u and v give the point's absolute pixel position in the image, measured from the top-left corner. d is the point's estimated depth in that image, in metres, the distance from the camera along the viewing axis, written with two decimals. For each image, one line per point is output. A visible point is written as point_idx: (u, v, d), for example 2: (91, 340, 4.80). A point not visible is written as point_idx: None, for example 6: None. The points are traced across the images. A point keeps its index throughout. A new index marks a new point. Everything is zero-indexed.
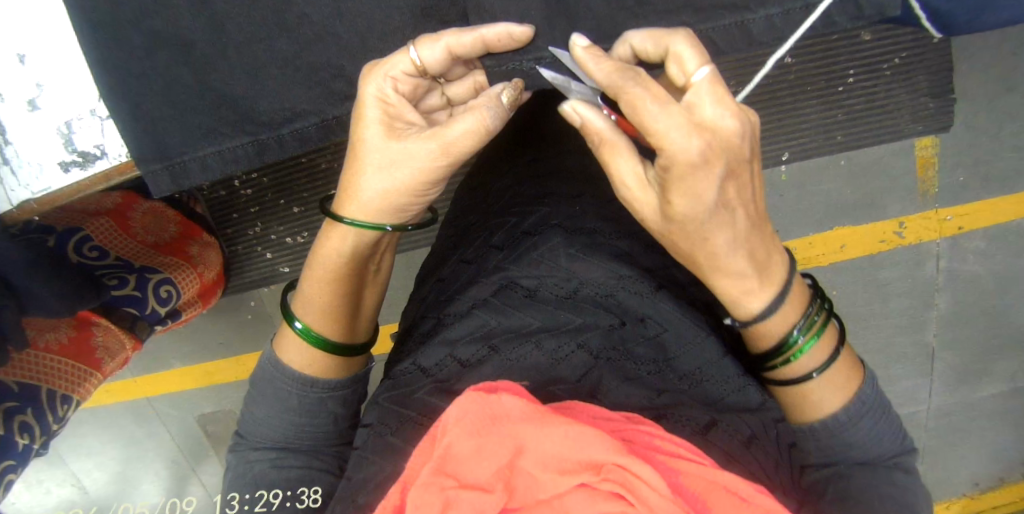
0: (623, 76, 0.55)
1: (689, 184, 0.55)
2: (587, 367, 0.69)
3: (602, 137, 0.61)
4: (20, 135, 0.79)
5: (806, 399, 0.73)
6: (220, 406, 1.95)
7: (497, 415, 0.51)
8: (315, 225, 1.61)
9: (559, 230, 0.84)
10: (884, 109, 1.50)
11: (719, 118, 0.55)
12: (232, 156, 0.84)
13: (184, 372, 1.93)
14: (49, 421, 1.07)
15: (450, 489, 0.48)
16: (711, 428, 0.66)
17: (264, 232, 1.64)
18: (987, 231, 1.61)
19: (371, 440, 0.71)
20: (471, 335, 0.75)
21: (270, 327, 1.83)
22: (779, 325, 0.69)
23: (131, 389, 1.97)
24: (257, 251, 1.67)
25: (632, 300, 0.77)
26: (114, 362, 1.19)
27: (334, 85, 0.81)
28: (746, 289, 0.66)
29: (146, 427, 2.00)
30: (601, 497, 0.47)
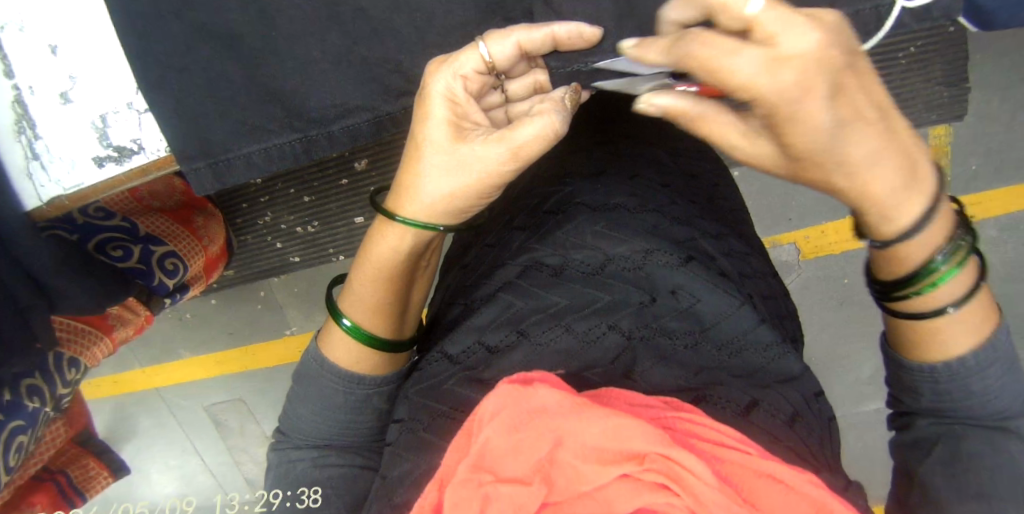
0: (678, 46, 0.50)
1: (802, 122, 0.47)
2: (620, 349, 0.69)
3: (691, 115, 0.55)
4: (51, 129, 0.76)
5: (933, 339, 0.63)
6: (231, 396, 1.95)
7: (533, 409, 0.49)
8: (325, 215, 1.59)
9: (585, 208, 0.83)
10: (900, 99, 1.48)
11: (795, 43, 0.45)
12: (279, 153, 0.82)
13: (195, 362, 1.93)
14: (59, 386, 1.04)
15: (488, 485, 0.47)
16: (753, 408, 0.64)
17: (274, 221, 1.61)
18: (998, 220, 1.62)
19: (403, 436, 0.69)
20: (497, 321, 0.74)
21: (281, 316, 1.83)
22: (922, 248, 0.58)
23: (144, 380, 1.99)
24: (267, 241, 1.65)
25: (660, 272, 0.75)
26: (126, 330, 1.18)
27: (389, 80, 0.79)
28: (893, 190, 0.54)
29: (157, 419, 2.01)
30: (645, 488, 0.45)
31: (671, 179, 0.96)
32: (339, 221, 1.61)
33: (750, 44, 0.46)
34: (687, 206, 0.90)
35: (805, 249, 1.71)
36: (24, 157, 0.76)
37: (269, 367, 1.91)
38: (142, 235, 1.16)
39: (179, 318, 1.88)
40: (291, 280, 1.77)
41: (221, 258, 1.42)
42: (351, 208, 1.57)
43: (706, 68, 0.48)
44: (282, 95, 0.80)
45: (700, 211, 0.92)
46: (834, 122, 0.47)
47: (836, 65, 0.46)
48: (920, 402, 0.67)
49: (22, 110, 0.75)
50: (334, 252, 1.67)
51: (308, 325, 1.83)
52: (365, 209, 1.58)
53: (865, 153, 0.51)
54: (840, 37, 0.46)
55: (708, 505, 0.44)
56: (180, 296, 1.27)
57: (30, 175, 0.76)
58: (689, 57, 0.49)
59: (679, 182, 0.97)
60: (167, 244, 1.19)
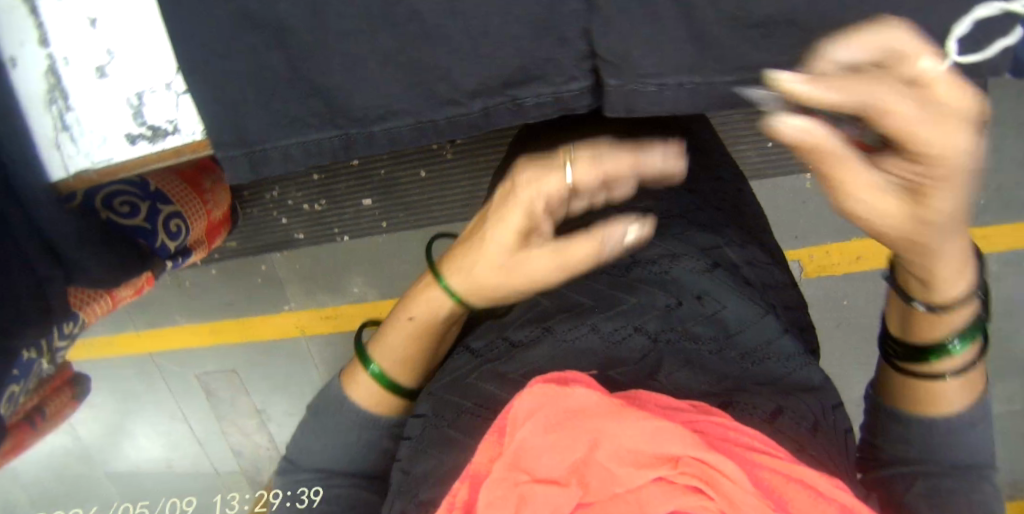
0: (859, 95, 0.42)
1: (960, 183, 0.44)
2: (646, 350, 0.69)
3: (840, 152, 0.44)
4: (85, 103, 0.73)
5: (932, 394, 0.68)
6: (223, 366, 1.98)
7: (571, 408, 0.50)
8: (333, 195, 1.59)
9: (611, 215, 0.87)
10: None
11: (956, 99, 0.41)
12: (315, 148, 0.77)
13: (191, 330, 1.96)
14: (57, 335, 0.91)
15: (523, 484, 0.47)
16: (778, 415, 0.63)
17: (282, 196, 1.60)
18: (999, 256, 1.63)
19: (427, 433, 0.69)
20: (524, 319, 0.77)
21: (281, 291, 1.82)
22: (948, 322, 0.63)
23: (137, 342, 2.01)
24: (273, 215, 1.64)
25: (685, 277, 0.77)
26: (126, 289, 1.09)
27: (436, 88, 0.72)
28: (959, 268, 0.57)
29: (149, 383, 2.02)
30: (680, 491, 0.44)
31: (696, 186, 0.96)
32: (348, 202, 1.61)
33: (934, 101, 0.41)
34: (712, 213, 0.90)
35: (808, 267, 1.71)
36: (54, 129, 0.74)
37: (265, 340, 1.91)
38: (150, 191, 1.12)
39: (178, 284, 1.88)
40: (295, 257, 1.75)
41: (222, 226, 1.39)
42: (360, 189, 1.57)
43: (883, 121, 0.42)
44: (326, 90, 0.73)
45: (725, 217, 0.91)
46: (973, 194, 0.46)
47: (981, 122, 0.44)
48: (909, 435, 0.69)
49: (55, 79, 0.72)
50: (338, 231, 1.67)
51: (309, 301, 1.83)
52: (375, 192, 1.58)
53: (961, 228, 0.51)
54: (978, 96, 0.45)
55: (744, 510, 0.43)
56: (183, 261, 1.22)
57: (58, 146, 0.74)
58: (833, 106, 0.43)
59: (702, 187, 0.97)
60: (173, 204, 1.15)
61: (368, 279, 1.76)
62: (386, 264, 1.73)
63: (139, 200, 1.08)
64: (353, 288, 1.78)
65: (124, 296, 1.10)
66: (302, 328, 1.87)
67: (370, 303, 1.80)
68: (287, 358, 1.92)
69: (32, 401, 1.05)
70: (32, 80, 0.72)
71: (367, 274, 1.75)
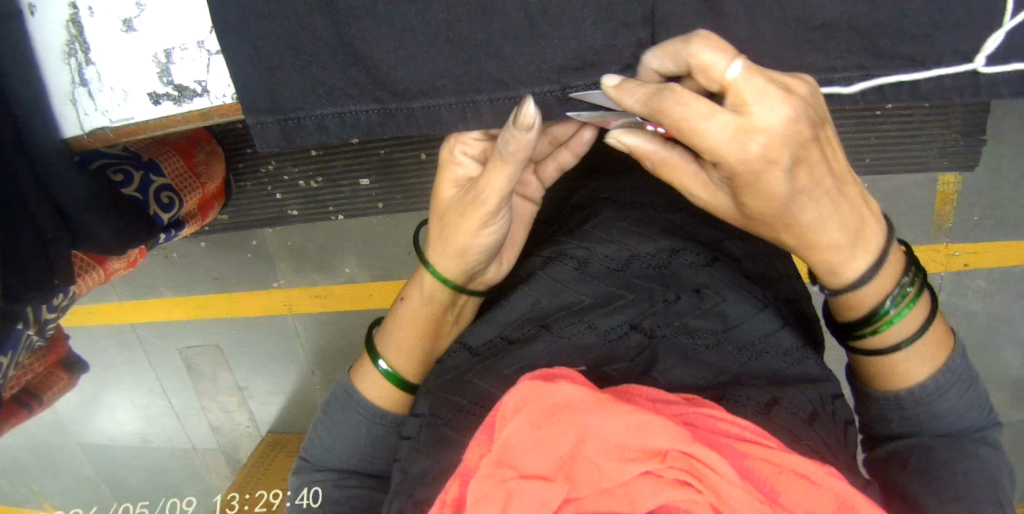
0: (659, 98, 0.49)
1: (762, 187, 0.48)
2: (642, 347, 0.61)
3: (656, 158, 0.56)
4: (111, 58, 0.62)
5: (891, 372, 0.61)
6: (206, 340, 1.90)
7: (555, 405, 0.45)
8: (330, 171, 1.54)
9: (610, 205, 0.77)
10: (915, 138, 1.35)
11: (765, 116, 0.44)
12: (351, 122, 0.64)
13: (175, 302, 1.88)
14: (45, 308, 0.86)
15: (509, 481, 0.43)
16: (774, 406, 0.56)
17: (277, 170, 1.56)
18: None
19: (421, 431, 0.62)
20: (521, 317, 0.67)
21: (270, 268, 1.77)
22: (872, 293, 0.57)
23: (117, 313, 1.92)
24: (267, 191, 1.60)
25: (685, 269, 0.68)
26: (119, 261, 1.03)
27: (479, 64, 0.60)
28: (838, 248, 0.54)
29: (129, 354, 1.97)
30: (667, 485, 0.41)
31: None
32: (344, 180, 1.55)
33: (723, 110, 0.46)
34: None
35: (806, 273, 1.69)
36: (71, 82, 0.64)
37: (252, 316, 1.84)
38: (144, 163, 1.03)
39: (166, 257, 1.83)
40: (287, 233, 1.71)
41: (214, 201, 1.32)
42: (358, 168, 1.51)
43: (677, 125, 0.48)
44: (360, 57, 0.61)
45: None
46: (790, 190, 0.49)
47: (799, 136, 0.46)
48: (890, 427, 0.63)
49: (77, 31, 0.62)
50: (334, 209, 1.61)
51: (299, 280, 1.77)
52: (373, 172, 1.52)
53: (831, 217, 0.52)
54: (808, 113, 0.46)
55: (730, 503, 0.40)
56: (176, 234, 1.14)
57: (74, 102, 0.65)
58: (664, 114, 0.48)
59: None
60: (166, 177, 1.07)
61: (361, 260, 1.71)
62: (381, 246, 1.68)
63: (132, 170, 0.99)
64: (344, 269, 1.73)
65: (118, 270, 1.04)
66: (288, 306, 1.80)
67: (360, 285, 1.74)
68: (271, 338, 1.85)
69: (26, 374, 1.02)
70: (53, 28, 0.62)
71: (361, 255, 1.70)
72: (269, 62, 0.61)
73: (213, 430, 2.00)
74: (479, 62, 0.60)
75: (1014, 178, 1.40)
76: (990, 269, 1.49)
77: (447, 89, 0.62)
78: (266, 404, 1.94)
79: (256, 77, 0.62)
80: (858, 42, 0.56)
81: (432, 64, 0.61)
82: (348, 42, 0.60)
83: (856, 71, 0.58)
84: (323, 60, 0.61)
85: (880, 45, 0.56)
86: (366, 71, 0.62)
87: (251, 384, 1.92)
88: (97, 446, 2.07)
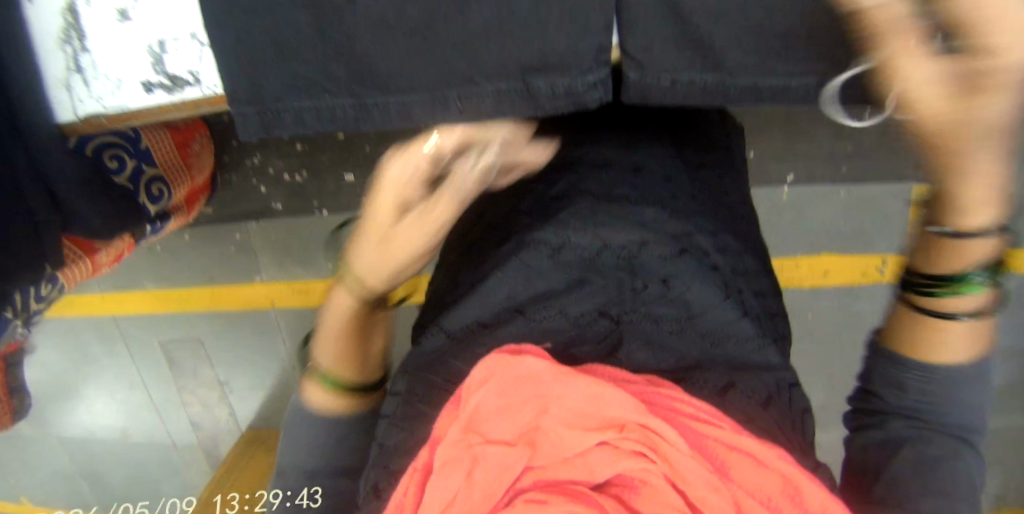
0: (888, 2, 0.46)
1: (993, 60, 0.41)
2: (609, 332, 0.64)
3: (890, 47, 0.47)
4: (103, 46, 0.64)
5: (930, 342, 0.55)
6: (187, 335, 1.90)
7: (520, 376, 0.46)
8: (315, 166, 1.58)
9: (586, 196, 0.77)
10: (887, 149, 1.43)
11: None
12: (329, 115, 0.67)
13: (157, 295, 1.87)
14: (31, 296, 0.96)
15: (476, 446, 0.45)
16: (728, 391, 0.60)
17: (262, 164, 1.60)
18: None
19: (397, 409, 0.64)
20: (495, 301, 0.67)
21: (253, 262, 1.76)
22: (982, 248, 0.50)
23: (96, 307, 1.91)
24: (253, 184, 1.64)
25: (655, 260, 0.67)
26: (108, 253, 1.10)
27: (455, 65, 0.63)
28: (1003, 177, 0.46)
29: (109, 347, 1.95)
30: (623, 456, 0.43)
31: (676, 169, 0.90)
32: (329, 175, 1.59)
33: None
34: (688, 201, 0.83)
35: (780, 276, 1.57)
36: (66, 69, 0.66)
37: (233, 311, 1.84)
38: (139, 149, 1.03)
39: (149, 250, 1.82)
40: (270, 229, 1.70)
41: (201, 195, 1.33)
42: (341, 161, 1.56)
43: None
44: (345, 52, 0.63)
45: (702, 206, 0.84)
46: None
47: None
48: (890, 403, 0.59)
49: (73, 19, 0.63)
50: (318, 205, 1.63)
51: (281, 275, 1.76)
52: (358, 167, 1.57)
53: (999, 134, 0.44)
54: None
55: (682, 473, 0.42)
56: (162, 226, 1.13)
57: (69, 88, 0.67)
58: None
59: (681, 171, 0.90)
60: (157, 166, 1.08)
61: None
62: None
63: (127, 157, 1.00)
64: (327, 265, 1.74)
65: (106, 263, 1.12)
66: (271, 301, 1.81)
67: None
68: (253, 332, 1.86)
69: None
70: (48, 16, 0.63)
71: None
72: (252, 55, 0.63)
73: (192, 424, 2.00)
74: (454, 60, 0.63)
75: None
76: None
77: (423, 84, 0.65)
78: (246, 398, 1.94)
79: (241, 69, 0.64)
80: (809, 50, 0.62)
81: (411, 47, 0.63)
82: (333, 36, 0.63)
83: (806, 76, 0.63)
84: (306, 55, 0.64)
85: (835, 55, 0.62)
86: (346, 65, 0.64)
87: (232, 379, 1.92)
88: (74, 439, 2.07)
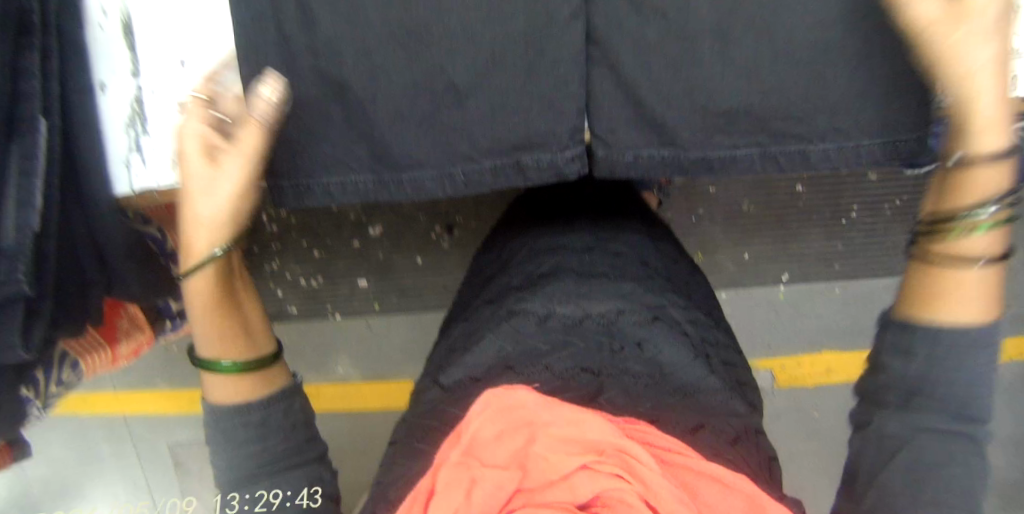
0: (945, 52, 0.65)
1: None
2: (594, 384, 0.66)
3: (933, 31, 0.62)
4: (160, 129, 0.79)
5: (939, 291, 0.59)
6: (195, 437, 1.90)
7: (509, 404, 0.50)
8: (332, 272, 1.67)
9: (570, 274, 0.84)
10: (872, 240, 1.50)
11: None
12: (352, 187, 0.81)
13: (171, 395, 1.90)
14: (54, 378, 1.02)
15: (474, 469, 0.48)
16: (699, 430, 0.63)
17: (280, 270, 1.67)
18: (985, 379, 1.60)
19: (396, 451, 0.67)
20: (489, 360, 0.71)
21: None
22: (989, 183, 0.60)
23: (110, 406, 1.93)
24: (269, 288, 1.70)
25: (630, 326, 0.74)
26: (128, 344, 1.17)
27: (459, 145, 0.78)
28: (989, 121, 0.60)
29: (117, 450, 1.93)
30: (604, 477, 0.46)
31: (650, 257, 0.98)
32: (344, 280, 1.68)
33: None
34: (663, 280, 0.91)
35: (782, 376, 1.57)
36: (127, 149, 0.79)
37: None
38: None
39: (168, 350, 1.89)
40: (284, 331, 1.73)
41: None
42: (358, 269, 1.66)
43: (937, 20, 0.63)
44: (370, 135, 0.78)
45: (675, 286, 0.92)
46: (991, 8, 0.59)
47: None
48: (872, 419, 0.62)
49: (139, 107, 0.78)
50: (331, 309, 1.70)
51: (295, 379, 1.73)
52: (373, 273, 1.67)
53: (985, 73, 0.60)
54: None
55: (658, 493, 0.46)
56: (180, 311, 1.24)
57: (127, 165, 0.79)
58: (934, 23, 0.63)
59: (656, 258, 0.98)
60: None
61: (355, 359, 1.74)
62: (377, 343, 1.73)
63: None
64: (337, 368, 1.75)
65: (125, 356, 1.18)
66: None
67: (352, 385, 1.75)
68: None
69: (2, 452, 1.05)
70: (121, 106, 0.78)
71: (353, 354, 1.74)
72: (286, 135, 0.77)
73: None
74: (455, 137, 0.78)
75: None
76: None
77: (430, 161, 0.79)
78: None
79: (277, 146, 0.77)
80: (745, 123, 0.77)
81: (423, 119, 0.77)
82: (359, 117, 0.77)
83: (749, 146, 0.78)
84: (329, 133, 0.78)
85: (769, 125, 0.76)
86: (367, 147, 0.79)
87: None
88: None
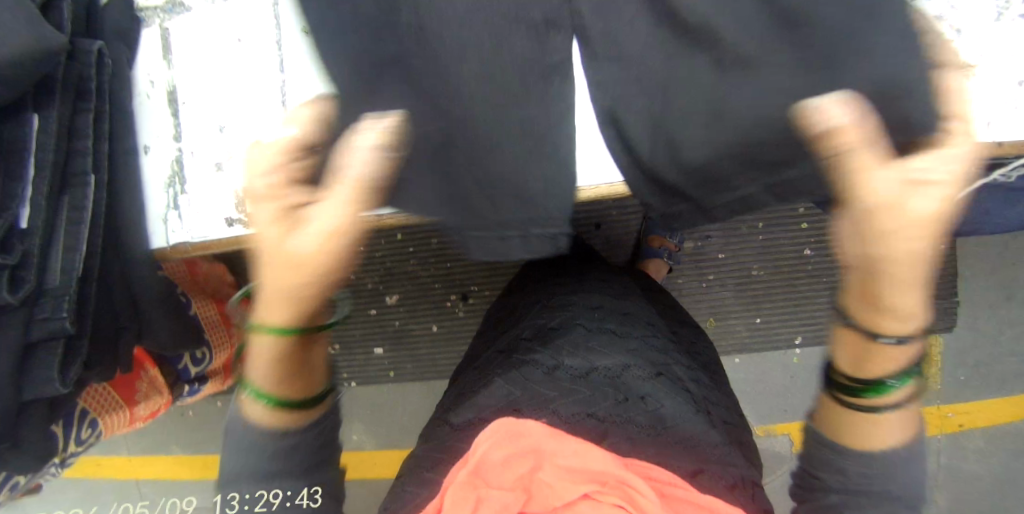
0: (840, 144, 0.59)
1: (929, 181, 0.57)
2: (599, 430, 0.67)
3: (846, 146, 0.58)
4: (197, 188, 0.88)
5: (857, 430, 0.63)
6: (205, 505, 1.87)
7: (519, 431, 0.52)
8: (347, 339, 1.69)
9: (579, 328, 0.86)
10: None
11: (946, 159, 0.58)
12: None
13: (182, 460, 1.89)
14: (74, 434, 1.04)
15: (480, 489, 0.49)
16: (699, 475, 0.65)
17: None
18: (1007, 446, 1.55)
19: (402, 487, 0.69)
20: (497, 403, 0.72)
21: None
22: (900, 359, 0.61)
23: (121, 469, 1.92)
24: None
25: (634, 380, 0.75)
26: (147, 407, 1.19)
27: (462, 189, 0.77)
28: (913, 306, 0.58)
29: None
30: (607, 507, 0.47)
31: (657, 320, 1.00)
32: (360, 348, 1.70)
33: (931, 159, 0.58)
34: (667, 340, 0.93)
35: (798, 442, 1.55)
36: (167, 206, 0.88)
37: None
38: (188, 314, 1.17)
39: (182, 415, 1.89)
40: None
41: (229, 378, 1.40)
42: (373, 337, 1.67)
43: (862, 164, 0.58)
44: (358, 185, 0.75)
45: (682, 351, 0.94)
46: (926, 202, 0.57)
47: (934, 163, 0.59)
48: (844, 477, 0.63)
49: (179, 167, 0.88)
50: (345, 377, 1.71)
51: None
52: (388, 342, 1.69)
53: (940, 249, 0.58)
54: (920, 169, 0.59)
55: None
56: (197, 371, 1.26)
57: (164, 221, 0.89)
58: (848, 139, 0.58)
59: (660, 322, 1.00)
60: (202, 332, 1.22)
61: (370, 428, 1.75)
62: (389, 412, 1.74)
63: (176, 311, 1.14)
64: (351, 436, 1.75)
65: (143, 417, 1.20)
66: None
67: (365, 453, 1.75)
68: None
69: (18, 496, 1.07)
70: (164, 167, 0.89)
71: (367, 422, 1.75)
72: None
73: None
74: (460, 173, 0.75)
75: (990, 335, 1.47)
76: (984, 428, 1.49)
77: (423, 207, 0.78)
78: None
79: None
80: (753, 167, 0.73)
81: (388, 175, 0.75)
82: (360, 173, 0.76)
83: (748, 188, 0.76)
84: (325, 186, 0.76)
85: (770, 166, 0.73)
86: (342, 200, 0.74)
87: None
88: None
